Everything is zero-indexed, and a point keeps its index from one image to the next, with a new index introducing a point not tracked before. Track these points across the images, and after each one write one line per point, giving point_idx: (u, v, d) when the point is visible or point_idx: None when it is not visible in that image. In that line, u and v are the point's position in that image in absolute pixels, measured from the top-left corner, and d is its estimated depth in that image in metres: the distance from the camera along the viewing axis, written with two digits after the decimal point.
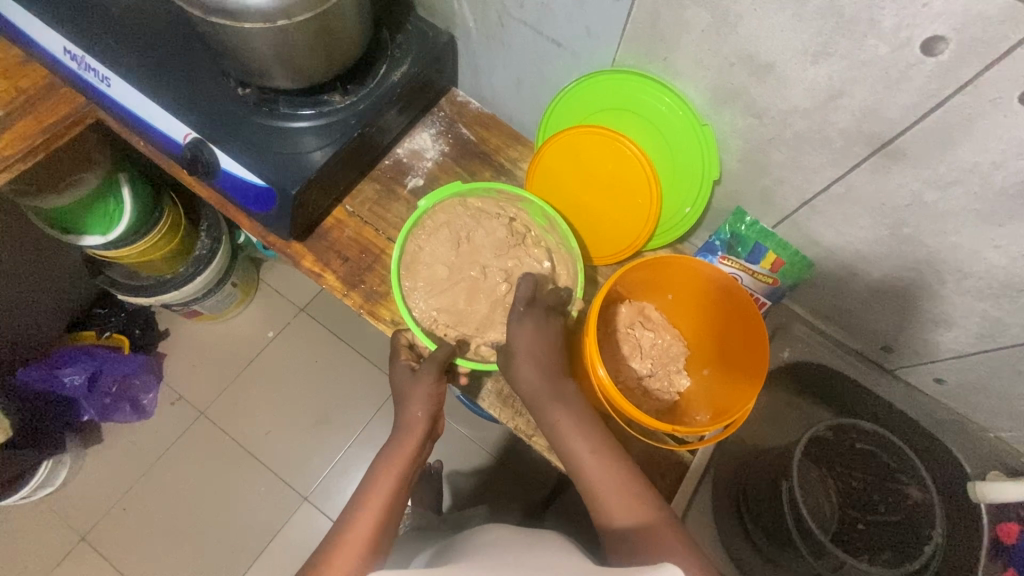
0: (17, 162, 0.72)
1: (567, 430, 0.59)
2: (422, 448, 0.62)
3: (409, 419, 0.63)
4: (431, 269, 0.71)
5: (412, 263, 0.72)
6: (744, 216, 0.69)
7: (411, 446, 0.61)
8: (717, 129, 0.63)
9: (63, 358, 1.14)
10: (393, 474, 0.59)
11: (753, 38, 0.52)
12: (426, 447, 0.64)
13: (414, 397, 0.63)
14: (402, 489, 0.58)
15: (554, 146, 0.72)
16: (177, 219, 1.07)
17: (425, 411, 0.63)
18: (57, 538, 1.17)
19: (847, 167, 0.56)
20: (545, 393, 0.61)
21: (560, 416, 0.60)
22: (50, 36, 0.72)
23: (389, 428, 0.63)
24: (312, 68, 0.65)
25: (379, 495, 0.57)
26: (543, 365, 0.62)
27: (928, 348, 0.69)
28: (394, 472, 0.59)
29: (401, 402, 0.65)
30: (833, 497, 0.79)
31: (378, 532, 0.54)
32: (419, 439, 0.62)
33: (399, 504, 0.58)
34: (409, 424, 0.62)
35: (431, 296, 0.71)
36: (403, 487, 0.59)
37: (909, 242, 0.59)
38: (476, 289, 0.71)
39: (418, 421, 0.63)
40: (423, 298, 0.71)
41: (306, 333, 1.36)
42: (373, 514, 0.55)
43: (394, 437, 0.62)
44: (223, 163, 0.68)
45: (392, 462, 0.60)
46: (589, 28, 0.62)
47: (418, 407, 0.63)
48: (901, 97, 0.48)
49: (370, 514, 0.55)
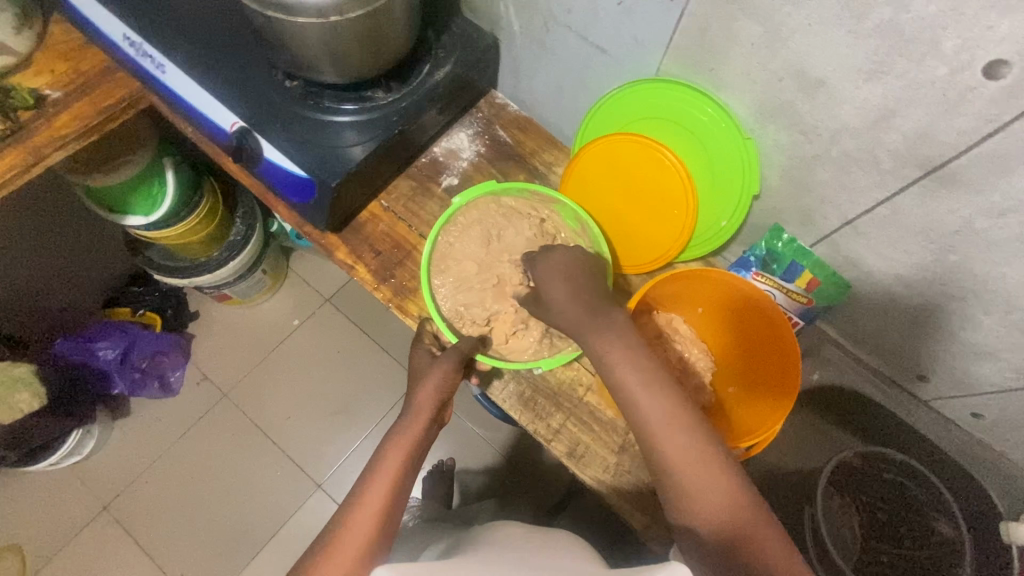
0: (72, 141, 0.75)
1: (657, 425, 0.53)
2: (429, 431, 0.63)
3: (419, 405, 0.64)
4: (461, 267, 0.72)
5: (443, 260, 0.73)
6: (781, 234, 0.68)
7: (420, 430, 0.61)
8: (760, 144, 0.62)
9: (99, 332, 1.19)
10: (410, 467, 0.59)
11: (806, 53, 0.51)
12: (433, 433, 0.64)
13: (435, 393, 0.64)
14: (408, 472, 0.58)
15: (591, 152, 0.72)
16: (215, 203, 1.10)
17: (431, 394, 0.64)
18: (81, 506, 1.21)
19: (894, 189, 0.55)
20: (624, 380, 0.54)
21: (621, 411, 0.54)
22: (111, 22, 0.75)
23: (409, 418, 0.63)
24: (359, 64, 0.66)
25: (385, 477, 0.57)
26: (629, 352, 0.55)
27: (966, 381, 0.67)
28: (395, 456, 0.58)
29: (413, 386, 0.66)
30: (856, 527, 0.77)
31: (384, 515, 0.54)
32: (426, 424, 0.62)
33: (405, 488, 0.58)
34: (419, 409, 0.63)
35: (460, 294, 0.71)
36: (410, 471, 0.59)
37: (955, 269, 0.57)
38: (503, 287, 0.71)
39: (428, 406, 0.63)
40: (452, 296, 0.71)
41: (330, 323, 1.38)
42: (388, 503, 0.55)
43: (404, 420, 0.63)
44: (267, 152, 0.70)
45: (412, 455, 0.60)
46: (636, 36, 0.62)
47: (432, 396, 0.64)
48: (958, 120, 0.47)
49: (376, 498, 0.55)
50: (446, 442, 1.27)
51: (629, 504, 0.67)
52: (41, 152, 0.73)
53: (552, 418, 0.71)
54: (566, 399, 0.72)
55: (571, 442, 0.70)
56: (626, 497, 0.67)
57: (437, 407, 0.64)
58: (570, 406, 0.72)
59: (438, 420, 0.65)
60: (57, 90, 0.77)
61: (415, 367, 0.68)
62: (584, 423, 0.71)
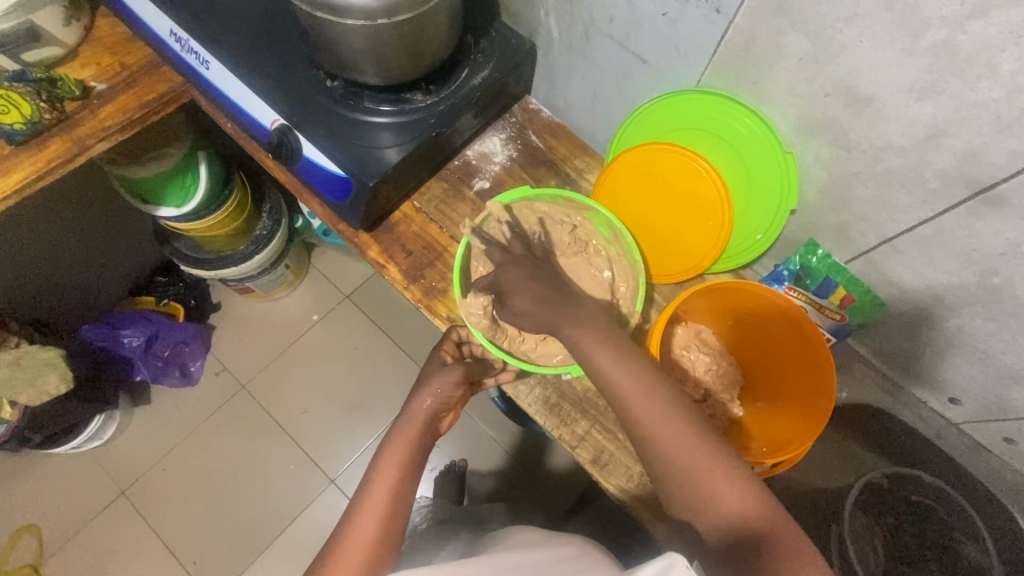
0: (116, 133, 0.77)
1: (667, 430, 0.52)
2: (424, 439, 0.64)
3: None
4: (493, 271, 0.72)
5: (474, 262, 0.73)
6: (817, 248, 0.68)
7: None
8: (800, 158, 0.62)
9: (123, 320, 1.21)
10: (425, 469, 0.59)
11: (855, 69, 0.51)
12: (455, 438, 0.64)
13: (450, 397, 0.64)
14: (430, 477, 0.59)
15: (626, 160, 0.72)
16: (244, 199, 1.12)
17: (435, 402, 0.66)
18: (100, 489, 1.23)
19: (938, 209, 0.54)
20: (626, 379, 0.54)
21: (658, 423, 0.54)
22: (159, 18, 0.76)
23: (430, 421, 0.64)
24: (400, 66, 0.67)
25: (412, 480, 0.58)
26: (617, 350, 0.54)
27: (1000, 404, 0.66)
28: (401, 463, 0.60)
29: (416, 391, 0.67)
30: (880, 549, 0.74)
31: (385, 524, 0.56)
32: (418, 430, 0.63)
33: None
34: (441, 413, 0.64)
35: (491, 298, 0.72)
36: None
37: (996, 292, 0.56)
38: None
39: (425, 412, 0.65)
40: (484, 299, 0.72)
41: (350, 320, 1.39)
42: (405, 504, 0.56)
43: (396, 427, 0.64)
44: (306, 150, 0.71)
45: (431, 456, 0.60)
46: (678, 47, 0.63)
47: None
48: (1010, 142, 0.47)
49: (374, 508, 0.56)
50: (458, 443, 1.27)
51: (652, 514, 0.67)
52: (85, 143, 0.75)
53: (577, 425, 0.71)
54: (592, 406, 0.72)
55: (595, 449, 0.70)
56: (649, 508, 0.67)
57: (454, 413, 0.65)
58: (595, 414, 0.72)
59: (433, 427, 0.66)
60: (103, 82, 0.79)
61: (431, 367, 0.68)
62: (610, 431, 0.71)
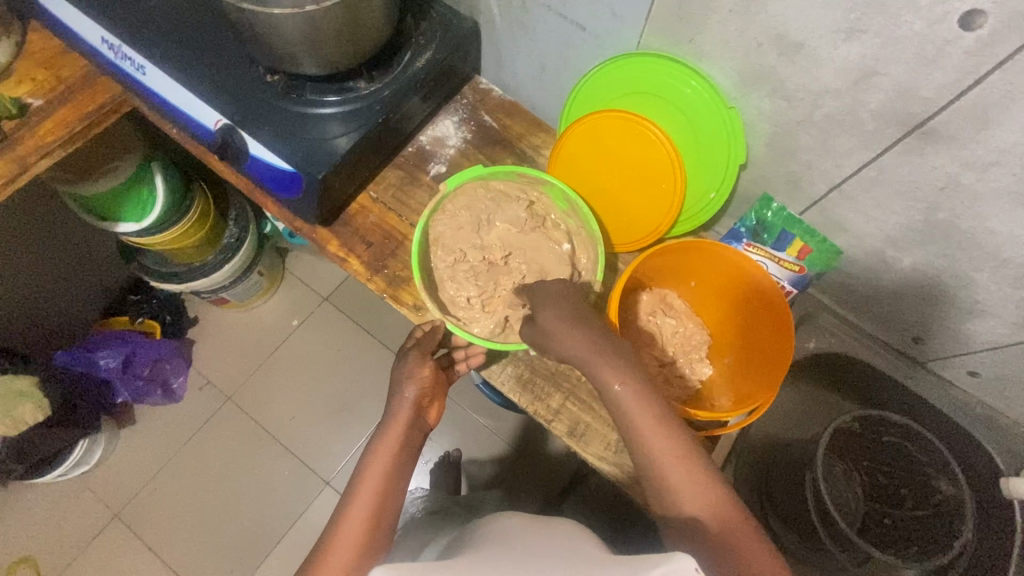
0: (57, 149, 0.75)
1: (645, 425, 0.53)
2: (412, 434, 0.63)
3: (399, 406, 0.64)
4: (453, 255, 0.72)
5: (434, 247, 0.73)
6: (771, 202, 0.68)
7: (398, 430, 0.62)
8: (743, 112, 0.62)
9: (99, 342, 1.19)
10: (394, 457, 0.60)
11: (784, 16, 0.51)
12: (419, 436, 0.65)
13: (414, 383, 0.65)
14: (400, 469, 0.60)
15: (576, 131, 0.72)
16: (206, 208, 1.10)
17: (413, 394, 0.65)
18: (92, 515, 1.21)
19: (879, 150, 0.55)
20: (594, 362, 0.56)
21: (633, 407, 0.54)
22: (89, 26, 0.74)
23: (389, 413, 0.64)
24: (338, 54, 0.66)
25: (389, 474, 0.59)
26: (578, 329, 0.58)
27: (960, 339, 0.67)
28: (392, 455, 0.60)
29: (394, 388, 0.67)
30: (858, 492, 0.77)
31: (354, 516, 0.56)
32: (386, 424, 0.63)
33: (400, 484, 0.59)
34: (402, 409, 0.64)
35: (453, 282, 0.71)
36: (402, 474, 0.60)
37: (944, 227, 0.57)
38: (497, 274, 0.72)
39: (407, 404, 0.65)
40: (447, 284, 0.72)
41: (330, 322, 1.38)
42: (374, 498, 0.57)
43: (381, 427, 0.63)
44: (251, 148, 0.70)
45: (391, 442, 0.61)
46: (613, 11, 0.62)
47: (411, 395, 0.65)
48: (937, 74, 0.47)
49: (361, 506, 0.56)
50: (450, 432, 1.28)
51: (632, 480, 0.67)
52: (26, 161, 0.73)
53: (551, 399, 0.71)
54: (564, 379, 0.72)
55: (571, 422, 0.71)
56: (629, 474, 0.68)
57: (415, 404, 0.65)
58: (569, 386, 0.72)
59: (420, 421, 0.65)
60: (39, 98, 0.77)
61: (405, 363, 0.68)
62: (584, 402, 0.71)
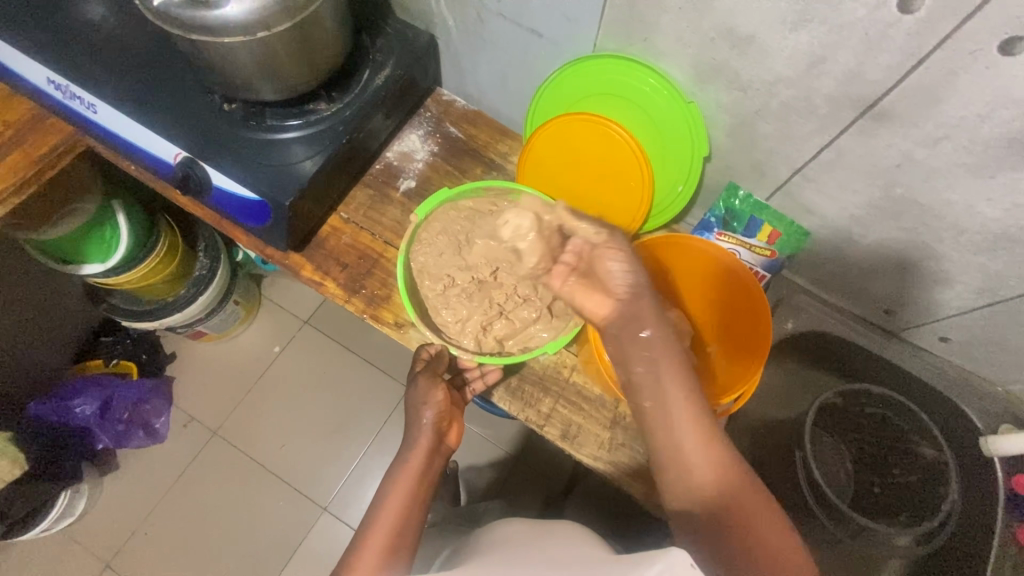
0: (10, 196, 0.73)
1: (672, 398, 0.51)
2: (433, 460, 0.61)
3: (417, 438, 0.62)
4: (442, 282, 0.72)
5: (421, 278, 0.73)
6: (737, 190, 0.70)
7: (419, 460, 0.60)
8: (702, 106, 0.63)
9: (71, 390, 1.15)
10: (411, 488, 0.57)
11: (731, 11, 0.52)
12: (438, 463, 0.62)
13: (431, 404, 0.64)
14: (419, 493, 0.57)
15: (543, 135, 0.72)
16: (174, 242, 1.07)
17: (432, 417, 0.64)
18: (81, 568, 1.17)
19: (835, 133, 0.56)
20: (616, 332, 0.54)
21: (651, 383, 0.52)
22: (32, 67, 0.72)
23: (408, 441, 0.62)
24: (296, 78, 0.65)
25: (407, 499, 0.56)
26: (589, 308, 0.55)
27: (930, 307, 0.69)
28: (408, 483, 0.58)
29: (411, 414, 0.65)
30: (847, 464, 0.80)
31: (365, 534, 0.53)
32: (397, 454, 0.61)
33: (416, 513, 0.56)
34: (419, 440, 0.62)
35: (447, 308, 0.72)
36: (419, 502, 0.57)
37: (903, 202, 0.59)
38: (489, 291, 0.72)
39: (427, 428, 0.63)
40: (441, 312, 0.72)
41: (313, 346, 1.36)
42: (392, 522, 0.54)
43: (400, 455, 0.61)
44: (215, 180, 0.68)
45: (410, 472, 0.59)
46: (567, 15, 0.63)
47: (428, 419, 0.64)
48: (883, 57, 0.49)
49: (384, 522, 0.53)
50: None
51: (629, 476, 0.68)
52: None
53: (542, 404, 0.72)
54: (553, 382, 0.73)
55: (564, 424, 0.71)
56: (625, 470, 0.68)
57: (437, 434, 0.63)
58: (558, 390, 0.72)
59: (440, 445, 0.63)
60: None
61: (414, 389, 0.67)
62: (574, 404, 0.72)
